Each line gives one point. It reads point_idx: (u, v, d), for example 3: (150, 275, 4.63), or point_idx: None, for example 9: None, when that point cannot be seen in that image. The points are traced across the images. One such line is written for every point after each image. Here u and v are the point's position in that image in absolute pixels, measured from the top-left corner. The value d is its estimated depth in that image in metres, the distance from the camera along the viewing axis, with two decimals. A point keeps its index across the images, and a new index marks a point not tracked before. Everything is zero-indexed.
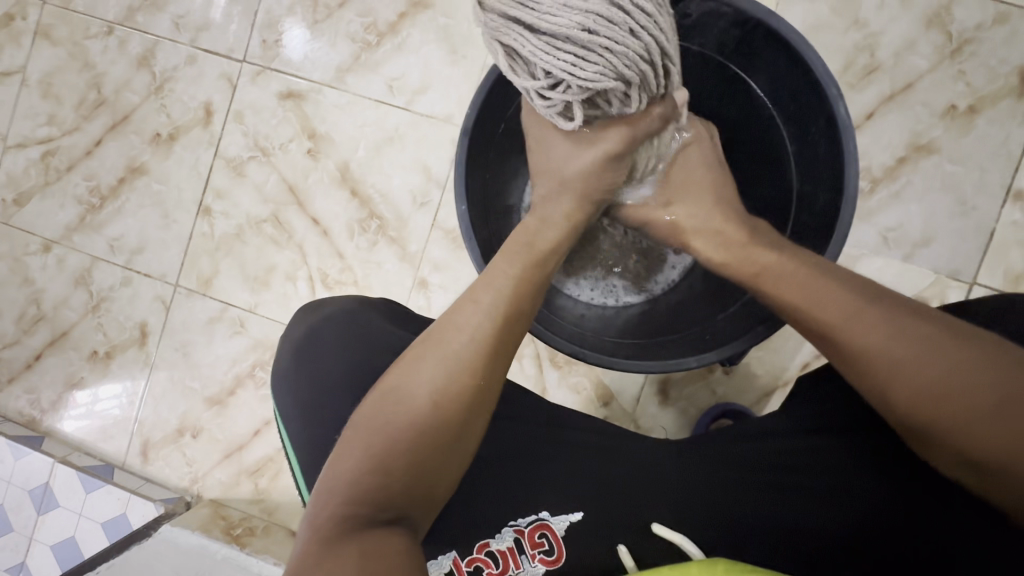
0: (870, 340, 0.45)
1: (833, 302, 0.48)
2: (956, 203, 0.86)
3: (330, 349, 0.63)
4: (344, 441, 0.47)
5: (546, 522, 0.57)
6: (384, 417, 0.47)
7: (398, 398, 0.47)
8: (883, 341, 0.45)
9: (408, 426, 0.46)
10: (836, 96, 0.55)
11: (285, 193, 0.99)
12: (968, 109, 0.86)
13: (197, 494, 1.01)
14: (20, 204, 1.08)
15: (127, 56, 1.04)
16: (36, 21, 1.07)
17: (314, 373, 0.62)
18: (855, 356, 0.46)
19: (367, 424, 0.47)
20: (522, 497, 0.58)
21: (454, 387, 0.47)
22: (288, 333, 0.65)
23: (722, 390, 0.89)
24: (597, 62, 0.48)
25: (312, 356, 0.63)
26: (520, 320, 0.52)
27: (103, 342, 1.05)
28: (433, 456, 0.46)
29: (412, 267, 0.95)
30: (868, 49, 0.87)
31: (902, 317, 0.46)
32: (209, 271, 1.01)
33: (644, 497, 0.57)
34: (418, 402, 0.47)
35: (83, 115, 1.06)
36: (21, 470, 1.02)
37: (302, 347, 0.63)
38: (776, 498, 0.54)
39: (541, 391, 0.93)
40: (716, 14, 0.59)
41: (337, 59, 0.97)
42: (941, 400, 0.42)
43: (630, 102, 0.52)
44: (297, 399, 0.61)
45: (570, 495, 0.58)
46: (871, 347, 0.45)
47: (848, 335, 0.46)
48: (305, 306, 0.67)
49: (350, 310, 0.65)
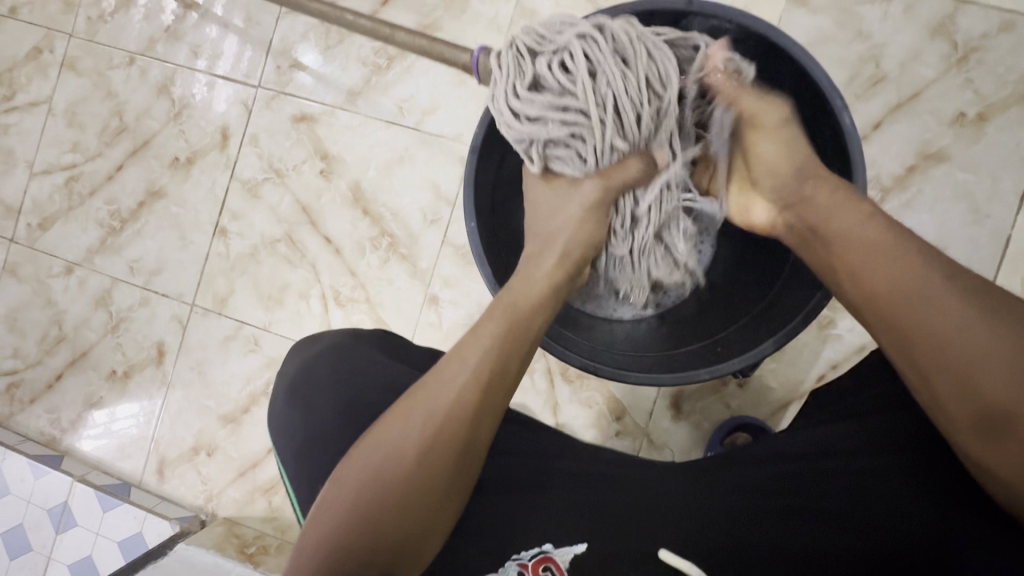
0: (882, 272, 0.44)
1: (908, 276, 0.43)
2: (969, 211, 0.85)
3: (322, 380, 0.62)
4: (337, 482, 0.46)
5: (550, 554, 0.53)
6: (376, 466, 0.45)
7: (383, 449, 0.45)
8: (962, 323, 0.39)
9: (398, 480, 0.44)
10: (841, 107, 0.55)
11: (298, 213, 1.01)
12: (977, 116, 0.85)
13: (212, 512, 1.01)
14: (44, 227, 1.12)
15: (148, 84, 1.08)
16: (62, 54, 1.12)
17: (302, 415, 0.60)
18: (930, 345, 0.40)
19: (357, 468, 0.46)
20: (519, 527, 0.55)
21: (441, 442, 0.45)
22: (283, 372, 0.66)
23: (736, 403, 0.88)
24: (569, 115, 0.52)
25: (303, 396, 0.62)
26: (507, 379, 0.48)
27: (121, 361, 1.07)
28: (428, 504, 0.44)
29: (423, 283, 0.96)
30: (872, 61, 0.88)
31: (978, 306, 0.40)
32: (225, 290, 1.03)
33: (651, 526, 0.55)
34: (404, 451, 0.45)
35: (106, 141, 1.10)
36: (40, 489, 1.03)
37: (294, 389, 0.63)
38: (790, 526, 0.52)
39: (552, 407, 0.92)
40: (719, 31, 0.60)
41: (349, 82, 1.00)
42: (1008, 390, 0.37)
43: (599, 154, 0.53)
44: (292, 444, 0.60)
45: (568, 522, 0.55)
46: (943, 332, 0.40)
47: (909, 309, 0.42)
48: (298, 343, 0.69)
49: (339, 347, 0.65)
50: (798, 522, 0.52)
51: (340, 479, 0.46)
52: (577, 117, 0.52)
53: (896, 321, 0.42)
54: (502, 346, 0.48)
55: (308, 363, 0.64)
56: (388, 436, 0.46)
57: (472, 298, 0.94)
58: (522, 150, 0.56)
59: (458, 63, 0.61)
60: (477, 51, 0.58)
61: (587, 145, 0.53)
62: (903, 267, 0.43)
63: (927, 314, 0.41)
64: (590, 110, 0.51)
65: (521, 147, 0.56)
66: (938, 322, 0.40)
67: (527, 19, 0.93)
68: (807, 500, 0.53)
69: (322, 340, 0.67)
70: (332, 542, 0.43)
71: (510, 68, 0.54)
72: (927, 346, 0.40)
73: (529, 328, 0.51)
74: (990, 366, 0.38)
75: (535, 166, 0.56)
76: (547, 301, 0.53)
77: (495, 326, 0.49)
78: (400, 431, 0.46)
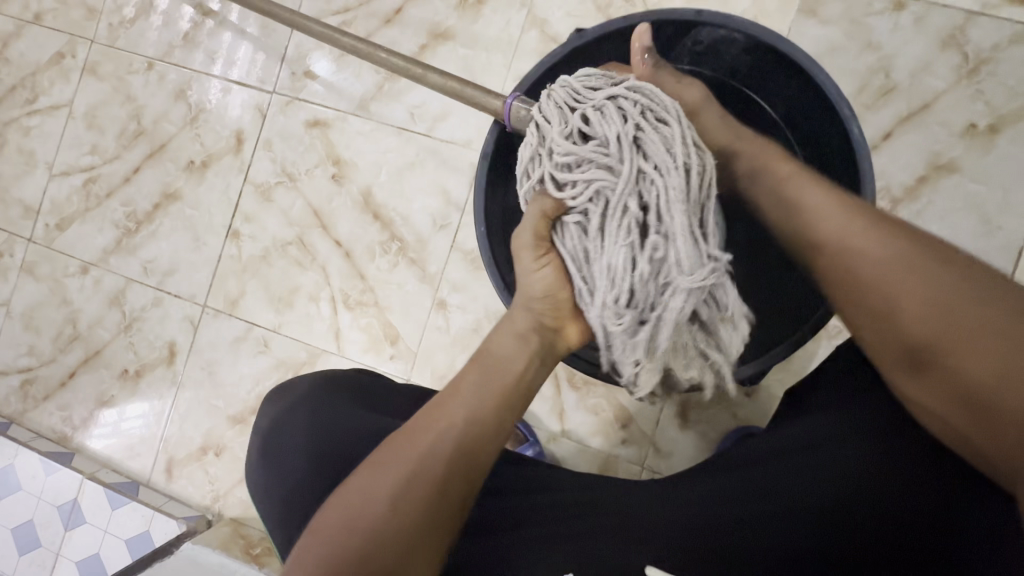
0: (815, 217, 0.48)
1: (828, 218, 0.47)
2: (981, 223, 0.85)
3: (292, 433, 0.61)
4: (309, 537, 0.43)
5: None
6: (347, 521, 0.42)
7: (354, 507, 0.43)
8: (884, 263, 0.44)
9: (368, 537, 0.41)
10: (849, 116, 0.55)
11: (310, 217, 1.03)
12: (988, 128, 0.85)
13: (218, 512, 1.02)
14: (62, 228, 1.14)
15: (165, 89, 1.10)
16: (84, 59, 1.14)
17: (277, 473, 0.60)
18: (858, 292, 0.45)
19: (334, 512, 0.43)
20: (508, 554, 0.53)
21: (421, 484, 0.43)
22: (258, 426, 0.66)
23: (744, 413, 0.88)
24: (588, 169, 0.51)
25: (277, 454, 0.61)
26: (493, 427, 0.46)
27: (133, 361, 1.09)
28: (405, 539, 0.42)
29: (431, 287, 0.97)
30: (882, 71, 0.88)
31: (887, 245, 0.44)
32: (236, 292, 1.05)
33: (639, 538, 0.52)
34: (375, 507, 0.42)
35: (123, 145, 1.12)
36: (51, 486, 1.05)
37: (267, 449, 0.62)
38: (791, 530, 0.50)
39: (558, 413, 0.93)
40: (729, 40, 0.61)
41: (361, 89, 1.01)
42: (912, 328, 0.42)
43: (598, 214, 0.49)
44: (267, 499, 0.60)
45: (554, 548, 0.52)
46: (864, 270, 0.44)
47: (844, 255, 0.45)
48: (272, 392, 0.69)
49: (312, 398, 0.64)
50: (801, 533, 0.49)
51: (314, 530, 0.43)
52: (598, 171, 0.50)
53: (829, 269, 0.47)
54: (479, 396, 0.47)
55: (280, 415, 0.64)
56: (365, 483, 0.43)
57: (480, 303, 0.95)
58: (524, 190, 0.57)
59: (490, 108, 0.63)
60: (509, 96, 0.61)
61: (591, 216, 0.50)
62: (839, 212, 0.47)
63: (857, 257, 0.45)
64: (619, 169, 0.49)
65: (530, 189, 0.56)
66: (865, 260, 0.44)
67: (538, 28, 0.94)
68: (800, 504, 0.51)
69: (297, 389, 0.67)
70: None
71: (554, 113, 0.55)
72: (860, 291, 0.45)
73: (507, 373, 0.48)
74: (910, 307, 0.42)
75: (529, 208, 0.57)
76: (524, 343, 0.50)
77: (477, 371, 0.49)
78: (371, 487, 0.43)
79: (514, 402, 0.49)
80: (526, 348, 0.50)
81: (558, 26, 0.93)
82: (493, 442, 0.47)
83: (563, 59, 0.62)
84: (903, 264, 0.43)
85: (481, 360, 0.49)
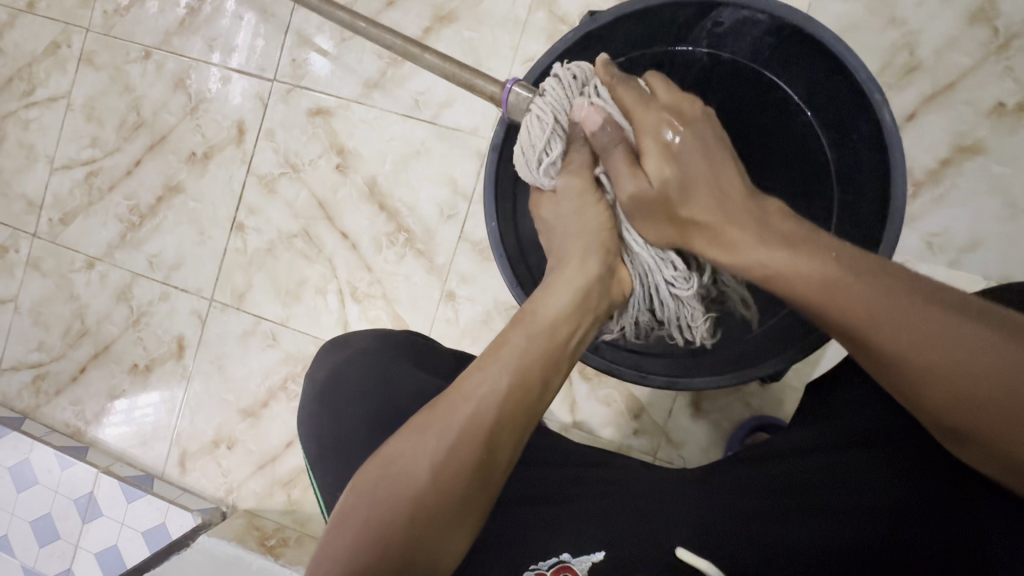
0: (833, 295, 0.41)
1: (845, 295, 0.40)
2: (1005, 206, 0.82)
3: (357, 387, 0.60)
4: (348, 503, 0.41)
5: (568, 564, 0.52)
6: (384, 489, 0.40)
7: (389, 478, 0.41)
8: (914, 344, 0.38)
9: (405, 504, 0.40)
10: (881, 102, 0.52)
11: (314, 208, 1.01)
12: (1017, 106, 0.81)
13: (232, 504, 1.03)
14: (66, 222, 1.13)
15: (164, 78, 1.08)
16: (80, 48, 1.12)
17: (331, 419, 0.59)
18: (892, 371, 0.39)
19: (376, 480, 0.41)
20: (541, 534, 0.54)
21: (464, 453, 0.40)
22: (314, 373, 0.64)
23: (757, 402, 0.87)
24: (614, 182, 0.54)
25: (333, 399, 0.61)
26: (536, 392, 0.44)
27: (143, 355, 1.08)
28: (453, 506, 0.40)
29: (440, 279, 0.95)
30: (907, 48, 0.84)
31: (916, 321, 0.38)
32: (243, 285, 1.04)
33: (665, 521, 0.53)
34: (416, 477, 0.40)
35: (123, 137, 1.10)
36: (67, 480, 1.06)
37: (325, 394, 0.61)
38: (821, 513, 0.50)
39: (570, 404, 0.92)
40: (751, 21, 0.57)
41: (363, 75, 0.98)
42: (953, 410, 0.38)
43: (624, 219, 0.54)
44: (320, 449, 0.59)
45: (585, 529, 0.53)
46: (897, 353, 0.39)
47: (866, 338, 0.40)
48: (331, 341, 0.67)
49: (371, 352, 0.63)
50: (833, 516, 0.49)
51: (357, 497, 0.41)
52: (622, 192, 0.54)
53: (857, 349, 0.41)
54: (521, 363, 0.44)
55: (341, 365, 0.63)
56: (408, 449, 0.41)
57: (489, 295, 0.93)
58: (541, 165, 0.55)
59: (486, 93, 0.60)
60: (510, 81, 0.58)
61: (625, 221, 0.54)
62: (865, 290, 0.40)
63: (885, 337, 0.39)
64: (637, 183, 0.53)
65: (550, 164, 0.55)
66: (890, 345, 0.39)
67: (547, 8, 0.91)
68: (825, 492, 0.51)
69: (354, 342, 0.65)
70: (359, 545, 0.38)
71: (552, 96, 0.55)
72: (895, 372, 0.39)
73: (548, 342, 0.46)
74: (945, 391, 0.38)
75: (554, 182, 0.55)
76: (573, 313, 0.48)
77: (522, 339, 0.45)
78: (409, 457, 0.41)
79: (555, 371, 0.46)
80: (571, 320, 0.48)
81: (567, 7, 0.90)
82: (534, 413, 0.44)
83: (576, 43, 0.59)
84: (933, 340, 0.38)
85: (527, 327, 0.46)
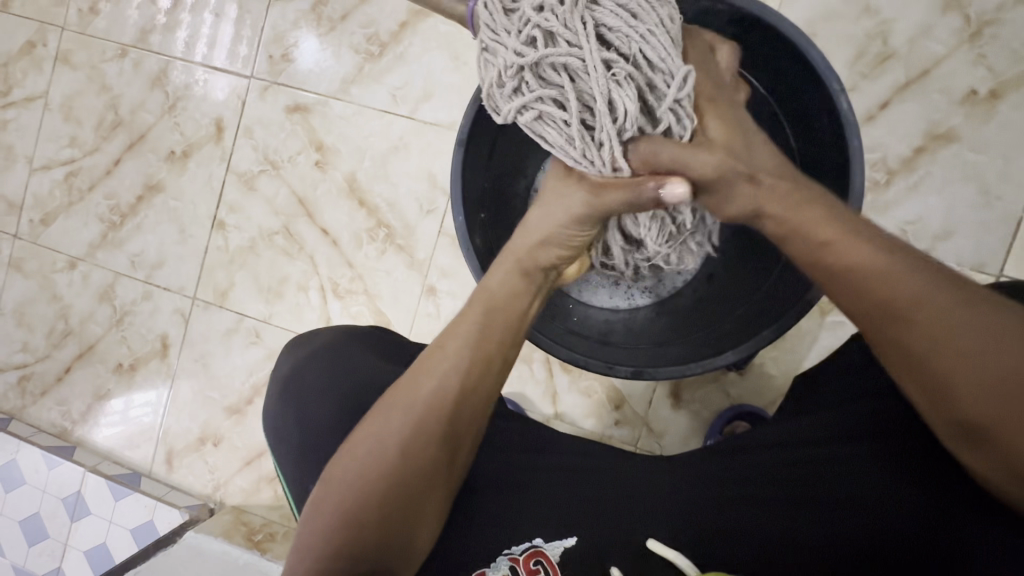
0: (810, 223, 0.42)
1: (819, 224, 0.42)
2: (979, 193, 0.82)
3: (320, 384, 0.61)
4: (322, 490, 0.43)
5: (541, 548, 0.53)
6: (355, 473, 0.42)
7: (360, 460, 0.43)
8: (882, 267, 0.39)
9: (374, 483, 0.42)
10: (839, 92, 0.53)
11: (295, 205, 1.01)
12: (989, 94, 0.82)
13: (219, 500, 1.04)
14: (46, 223, 1.13)
15: (142, 76, 1.07)
16: (55, 47, 1.11)
17: (301, 418, 0.59)
18: (862, 294, 0.40)
19: (345, 467, 0.43)
20: (521, 520, 0.54)
21: (429, 431, 0.43)
22: (277, 369, 0.65)
23: (736, 391, 0.88)
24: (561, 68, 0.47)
25: (301, 397, 0.60)
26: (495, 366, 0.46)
27: (127, 355, 1.09)
28: (423, 480, 0.43)
29: (420, 274, 0.96)
30: (880, 37, 0.84)
31: (885, 256, 0.40)
32: (225, 283, 1.04)
33: (643, 515, 0.54)
34: (386, 458, 0.42)
35: (102, 136, 1.10)
36: (54, 479, 1.06)
37: (290, 391, 0.61)
38: (798, 509, 0.51)
39: (551, 396, 0.93)
40: (712, 12, 0.57)
41: (341, 70, 0.98)
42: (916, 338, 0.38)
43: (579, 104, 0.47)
44: (287, 448, 0.59)
45: (563, 515, 0.55)
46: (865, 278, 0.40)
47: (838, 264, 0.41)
48: (294, 338, 0.67)
49: (334, 347, 0.63)
50: (809, 515, 0.50)
51: (330, 483, 0.43)
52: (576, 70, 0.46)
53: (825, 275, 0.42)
54: (480, 342, 0.46)
55: (303, 362, 0.63)
56: (374, 433, 0.44)
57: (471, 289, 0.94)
58: (505, 104, 0.49)
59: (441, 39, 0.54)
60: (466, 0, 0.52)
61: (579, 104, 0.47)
62: (841, 239, 0.41)
63: (854, 259, 0.40)
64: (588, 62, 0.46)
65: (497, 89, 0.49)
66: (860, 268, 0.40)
67: None
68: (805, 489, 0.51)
69: (317, 338, 0.65)
70: (332, 531, 0.41)
71: (509, 20, 0.48)
72: (867, 294, 0.40)
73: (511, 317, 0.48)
74: (910, 313, 0.38)
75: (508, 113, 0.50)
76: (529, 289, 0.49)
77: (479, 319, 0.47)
78: (377, 438, 0.43)
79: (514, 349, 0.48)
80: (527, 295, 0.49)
81: None
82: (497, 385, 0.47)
83: None
84: (901, 270, 0.39)
85: (487, 309, 0.48)
